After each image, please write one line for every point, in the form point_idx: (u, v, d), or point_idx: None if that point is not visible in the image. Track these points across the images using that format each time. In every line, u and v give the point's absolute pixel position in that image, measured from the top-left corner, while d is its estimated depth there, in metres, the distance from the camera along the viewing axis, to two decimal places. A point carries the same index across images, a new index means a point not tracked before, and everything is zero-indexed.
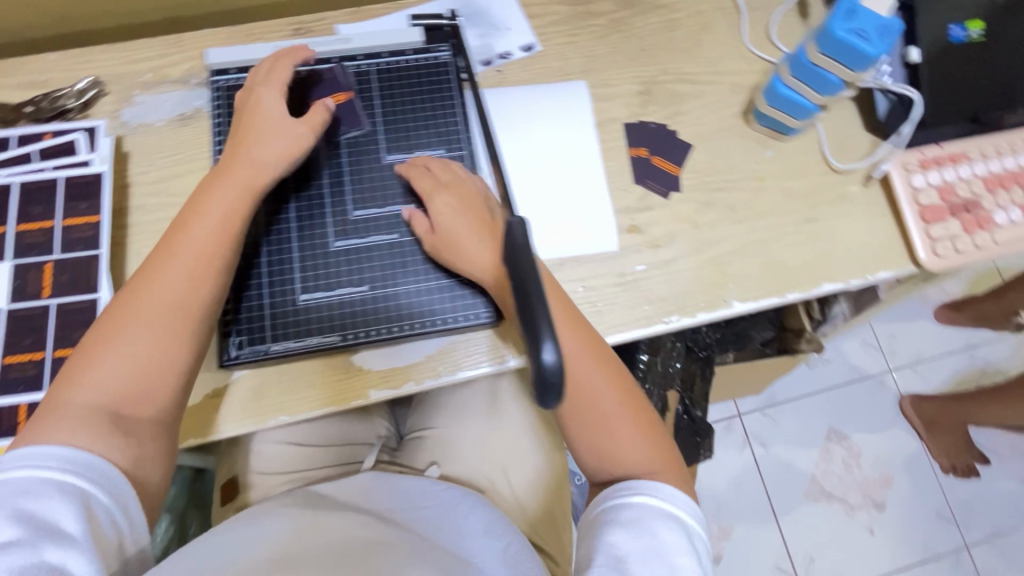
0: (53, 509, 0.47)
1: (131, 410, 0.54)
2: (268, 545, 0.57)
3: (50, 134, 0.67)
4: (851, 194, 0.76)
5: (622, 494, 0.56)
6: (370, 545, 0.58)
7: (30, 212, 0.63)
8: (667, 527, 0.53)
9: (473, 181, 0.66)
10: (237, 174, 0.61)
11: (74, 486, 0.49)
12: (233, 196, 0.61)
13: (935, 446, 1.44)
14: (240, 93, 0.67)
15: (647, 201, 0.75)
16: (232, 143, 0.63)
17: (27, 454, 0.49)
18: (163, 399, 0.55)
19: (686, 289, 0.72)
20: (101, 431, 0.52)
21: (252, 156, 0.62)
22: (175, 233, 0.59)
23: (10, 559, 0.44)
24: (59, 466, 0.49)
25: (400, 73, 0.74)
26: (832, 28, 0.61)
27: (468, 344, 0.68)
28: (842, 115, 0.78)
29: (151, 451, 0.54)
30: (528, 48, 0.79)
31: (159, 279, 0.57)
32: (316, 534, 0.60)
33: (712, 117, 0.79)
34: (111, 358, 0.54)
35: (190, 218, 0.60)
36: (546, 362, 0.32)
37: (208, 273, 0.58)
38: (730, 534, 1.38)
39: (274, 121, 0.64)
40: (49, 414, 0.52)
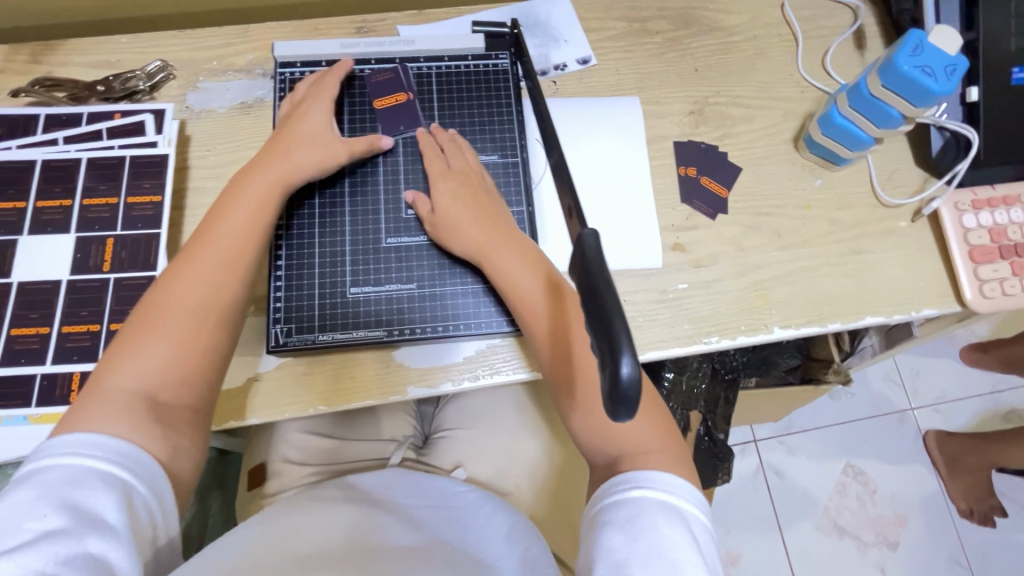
0: (96, 499, 0.45)
1: (167, 398, 0.54)
2: (277, 537, 0.56)
3: (119, 114, 0.69)
4: (898, 229, 0.76)
5: (620, 489, 0.52)
6: (396, 547, 0.57)
7: (97, 188, 0.66)
8: (666, 519, 0.49)
9: (477, 171, 0.69)
10: (271, 169, 0.63)
11: (117, 477, 0.47)
12: (267, 189, 0.62)
13: (954, 489, 1.42)
14: (289, 101, 0.70)
15: (693, 220, 0.75)
16: (268, 146, 0.66)
17: (73, 442, 0.48)
18: (199, 388, 0.56)
19: (727, 311, 0.72)
20: (138, 418, 0.51)
21: (287, 154, 0.64)
22: (210, 223, 0.61)
23: (53, 550, 0.42)
24: (103, 457, 0.48)
25: (461, 77, 0.75)
26: (899, 63, 0.61)
27: (508, 350, 0.68)
28: (893, 148, 0.78)
29: (183, 443, 0.53)
30: (584, 61, 0.80)
31: (193, 266, 0.58)
32: (333, 525, 0.59)
33: (763, 142, 0.79)
34: (144, 346, 0.54)
35: (224, 211, 0.61)
36: (625, 374, 0.33)
37: (238, 264, 0.59)
38: (739, 562, 1.37)
39: (309, 123, 0.66)
40: (91, 399, 0.51)
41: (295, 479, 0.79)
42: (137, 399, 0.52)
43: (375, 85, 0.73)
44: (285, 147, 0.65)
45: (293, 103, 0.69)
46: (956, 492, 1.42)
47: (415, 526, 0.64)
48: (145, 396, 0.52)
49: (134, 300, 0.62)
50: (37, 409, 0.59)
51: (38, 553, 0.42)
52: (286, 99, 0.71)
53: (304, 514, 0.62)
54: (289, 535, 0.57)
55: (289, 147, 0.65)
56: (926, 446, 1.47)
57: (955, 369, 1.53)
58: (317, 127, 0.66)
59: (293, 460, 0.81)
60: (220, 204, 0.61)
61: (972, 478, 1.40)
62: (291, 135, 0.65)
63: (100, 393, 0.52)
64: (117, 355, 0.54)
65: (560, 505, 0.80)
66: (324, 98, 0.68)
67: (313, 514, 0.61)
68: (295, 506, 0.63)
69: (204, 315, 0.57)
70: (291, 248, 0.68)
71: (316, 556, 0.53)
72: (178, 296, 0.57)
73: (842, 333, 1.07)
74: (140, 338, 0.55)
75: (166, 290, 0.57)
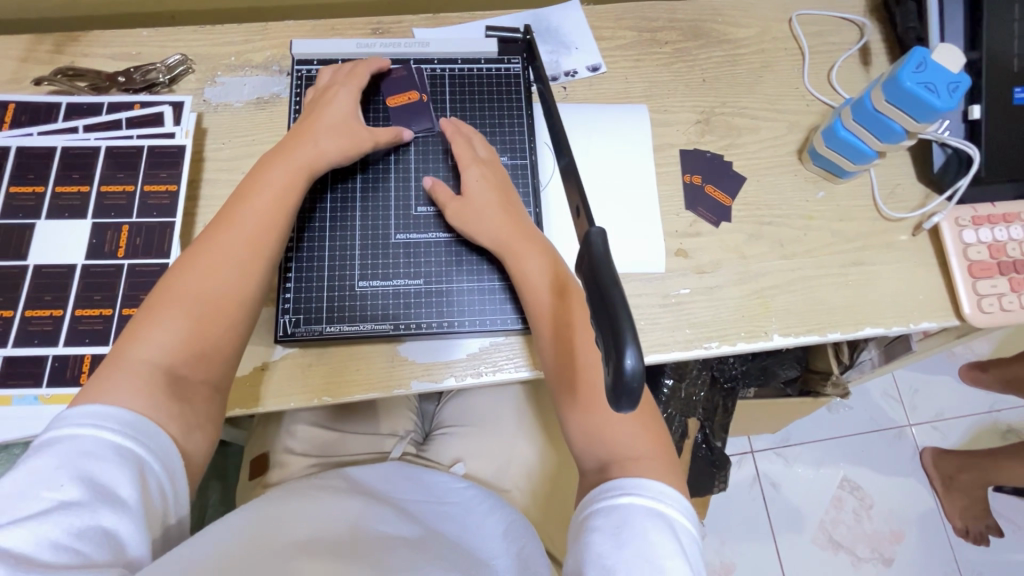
0: (111, 474, 0.46)
1: (186, 372, 0.55)
2: (277, 523, 0.56)
3: (139, 105, 0.70)
4: (899, 242, 0.77)
5: (609, 495, 0.53)
6: (391, 539, 0.58)
7: (114, 176, 0.67)
8: (654, 526, 0.50)
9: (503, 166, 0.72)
10: (298, 155, 0.65)
11: (132, 453, 0.48)
12: (293, 174, 0.64)
13: (950, 506, 1.42)
14: (314, 91, 0.71)
15: (697, 227, 0.76)
16: (295, 130, 0.67)
17: (92, 414, 0.49)
18: (218, 362, 0.57)
19: (728, 317, 0.73)
20: (159, 392, 0.53)
21: (314, 140, 0.66)
22: (236, 204, 0.62)
23: (68, 521, 0.44)
24: (121, 431, 0.49)
25: (473, 80, 0.77)
26: (902, 78, 0.63)
27: (511, 348, 0.69)
28: (895, 163, 0.80)
29: (198, 420, 0.55)
30: (594, 68, 0.82)
31: (219, 244, 0.59)
32: (329, 516, 0.59)
33: (768, 153, 0.80)
34: (169, 320, 0.56)
35: (250, 193, 0.62)
36: (628, 366, 0.34)
37: (262, 245, 0.61)
38: (732, 572, 1.36)
39: (335, 111, 0.68)
40: (113, 371, 0.53)
41: (296, 469, 0.80)
42: (158, 373, 0.53)
43: (390, 85, 0.75)
44: (310, 134, 0.66)
45: (319, 90, 0.71)
46: (952, 511, 1.42)
47: (412, 520, 0.64)
48: (166, 372, 0.54)
49: (147, 286, 0.64)
50: (48, 390, 0.60)
51: (53, 523, 0.43)
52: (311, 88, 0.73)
53: (303, 502, 0.62)
54: (285, 523, 0.56)
55: (313, 134, 0.66)
56: (923, 463, 1.47)
57: (953, 386, 1.54)
58: (343, 116, 0.68)
59: (296, 451, 0.82)
60: (247, 186, 0.63)
61: (967, 498, 1.40)
62: (318, 121, 0.67)
63: (121, 365, 0.53)
64: (141, 327, 0.55)
65: (557, 506, 0.81)
66: (351, 88, 0.70)
67: (309, 503, 0.61)
68: (295, 494, 0.64)
69: (228, 294, 0.58)
70: (302, 240, 0.69)
71: (312, 543, 0.54)
72: (203, 273, 0.58)
73: (841, 345, 1.06)
74: (166, 312, 0.56)
75: (191, 266, 0.58)
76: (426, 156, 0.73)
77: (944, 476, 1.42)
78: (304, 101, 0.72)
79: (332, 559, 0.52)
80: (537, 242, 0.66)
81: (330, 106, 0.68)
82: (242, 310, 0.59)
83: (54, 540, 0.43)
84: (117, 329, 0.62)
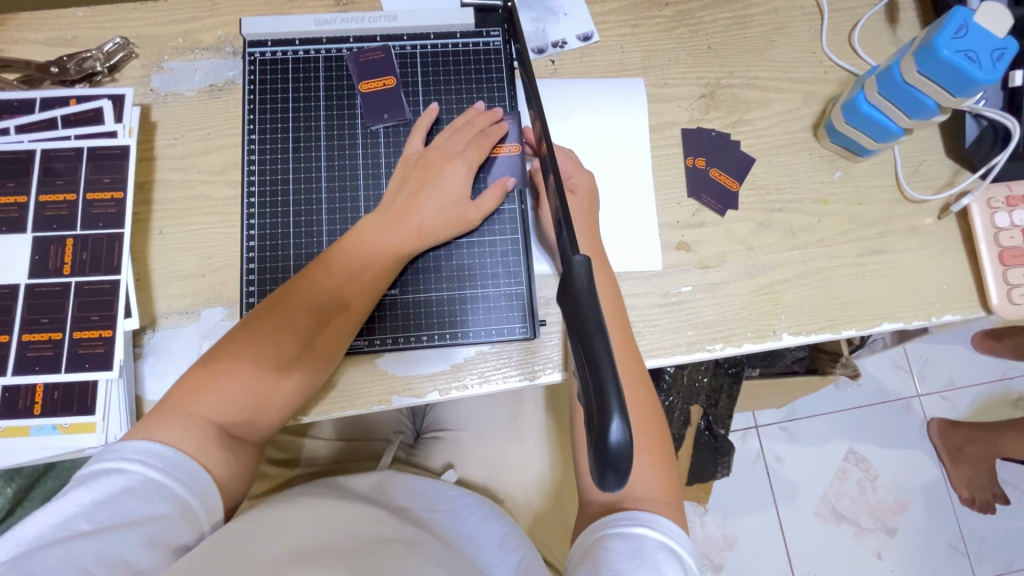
0: (148, 511, 0.46)
1: (234, 434, 0.54)
2: (280, 538, 0.49)
3: (75, 100, 0.63)
4: (923, 227, 0.70)
5: (624, 523, 0.50)
6: (398, 555, 0.52)
7: (53, 183, 0.61)
8: (668, 562, 0.47)
9: (583, 176, 0.64)
10: (398, 231, 0.60)
11: (170, 491, 0.48)
12: (391, 250, 0.60)
13: (956, 476, 1.35)
14: (422, 145, 0.65)
15: (700, 217, 0.69)
16: (401, 192, 0.62)
17: (140, 448, 0.49)
18: (264, 429, 0.56)
19: (734, 316, 0.67)
20: (214, 446, 0.52)
21: (417, 214, 0.61)
22: (329, 261, 0.59)
23: (95, 548, 0.43)
24: (163, 470, 0.49)
25: (448, 57, 0.69)
26: (938, 47, 0.54)
27: (497, 358, 0.64)
28: (922, 137, 0.72)
29: (241, 470, 0.54)
30: (585, 38, 0.73)
31: (306, 313, 0.57)
32: (333, 530, 0.53)
33: (781, 129, 0.72)
34: (234, 380, 0.54)
35: (339, 256, 0.59)
36: (614, 439, 0.31)
37: (337, 324, 0.58)
38: (734, 545, 1.33)
39: (448, 187, 0.62)
40: (172, 413, 0.52)
41: (282, 480, 0.77)
42: (209, 432, 0.52)
43: (360, 66, 0.68)
44: (414, 206, 0.61)
45: (431, 148, 0.64)
46: (957, 480, 1.35)
47: (419, 530, 0.60)
48: (216, 431, 0.52)
49: (98, 307, 0.59)
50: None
51: (83, 550, 0.43)
52: (421, 133, 0.65)
53: (274, 507, 0.56)
54: (270, 529, 0.51)
55: (415, 209, 0.61)
56: (929, 434, 1.40)
57: (975, 359, 1.45)
58: (456, 194, 0.62)
59: (279, 460, 0.78)
60: (338, 246, 0.60)
61: (977, 470, 1.34)
62: (424, 195, 0.61)
63: (180, 412, 0.52)
64: (213, 377, 0.54)
65: (553, 510, 0.78)
66: (469, 162, 0.63)
67: (283, 508, 0.56)
68: (289, 502, 0.59)
69: (291, 366, 0.56)
70: (264, 250, 0.63)
71: (316, 554, 0.47)
72: (278, 338, 0.56)
73: None
74: (232, 367, 0.54)
75: (272, 325, 0.56)
76: (504, 224, 0.66)
77: (952, 447, 1.36)
78: (408, 146, 0.65)
79: (340, 568, 0.45)
80: (582, 252, 0.60)
81: (443, 176, 0.62)
82: (303, 385, 0.57)
83: (80, 567, 0.42)
84: (69, 355, 0.58)
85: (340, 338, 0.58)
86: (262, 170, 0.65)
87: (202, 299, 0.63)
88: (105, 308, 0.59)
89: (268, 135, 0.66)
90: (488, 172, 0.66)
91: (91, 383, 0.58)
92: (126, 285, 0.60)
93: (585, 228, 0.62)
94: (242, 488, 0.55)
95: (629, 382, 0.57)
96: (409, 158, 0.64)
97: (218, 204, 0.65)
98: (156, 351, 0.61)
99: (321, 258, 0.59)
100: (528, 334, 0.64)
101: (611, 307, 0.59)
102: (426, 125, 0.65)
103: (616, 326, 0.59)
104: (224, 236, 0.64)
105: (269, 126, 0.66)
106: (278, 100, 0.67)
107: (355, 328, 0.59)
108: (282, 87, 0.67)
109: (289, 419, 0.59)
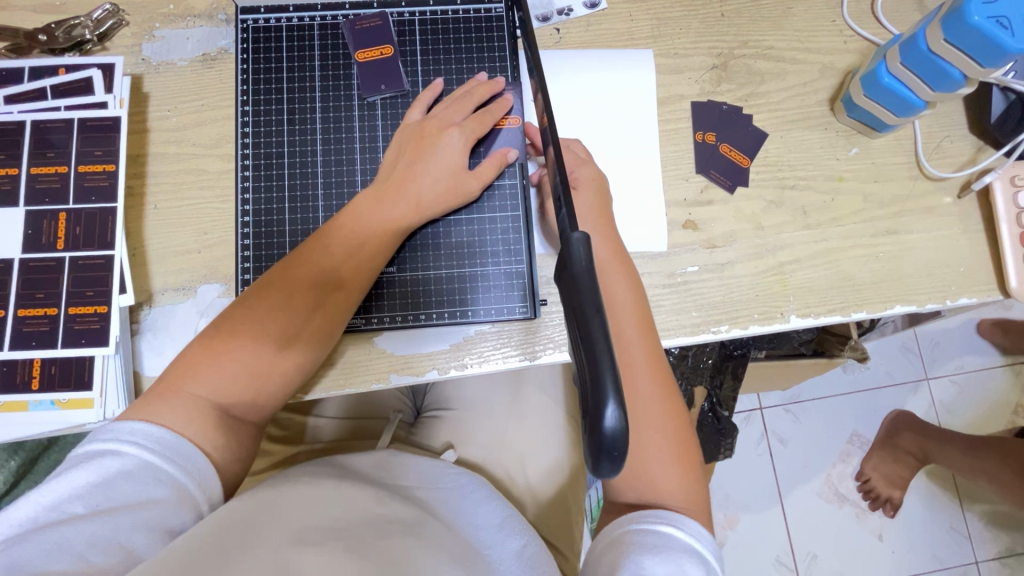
0: (144, 495, 0.46)
1: (234, 413, 0.54)
2: (287, 521, 0.49)
3: (65, 70, 0.62)
4: (943, 206, 0.68)
5: (650, 520, 0.49)
6: (403, 540, 0.52)
7: (44, 156, 0.60)
8: (693, 565, 0.46)
9: (590, 163, 0.62)
10: (397, 204, 0.58)
11: (167, 475, 0.48)
12: (389, 226, 0.58)
13: (871, 460, 1.32)
14: (418, 116, 0.62)
15: (708, 195, 0.67)
16: (397, 167, 0.60)
17: (137, 430, 0.48)
18: (263, 409, 0.55)
19: (740, 298, 0.65)
20: (214, 427, 0.51)
21: (415, 188, 0.59)
22: (322, 241, 0.57)
23: (89, 533, 0.43)
24: (159, 453, 0.48)
25: (448, 24, 0.66)
26: (968, 12, 0.51)
27: (498, 338, 0.63)
28: (944, 112, 0.69)
29: (242, 449, 0.54)
30: (592, 5, 0.69)
31: (301, 291, 0.55)
32: (342, 514, 0.53)
33: (795, 102, 0.69)
34: (232, 362, 0.53)
35: (335, 234, 0.58)
36: (610, 424, 0.30)
37: (335, 303, 0.57)
38: (736, 524, 1.33)
39: (445, 157, 0.60)
40: (169, 396, 0.51)
41: (283, 457, 0.77)
42: (207, 412, 0.51)
43: (356, 34, 0.65)
44: (411, 181, 0.59)
45: (427, 118, 0.62)
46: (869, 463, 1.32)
47: (422, 512, 0.60)
48: (214, 412, 0.52)
49: (93, 283, 0.59)
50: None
51: (79, 535, 0.43)
52: (417, 105, 0.63)
53: (276, 485, 0.56)
54: (272, 510, 0.50)
55: (413, 184, 0.59)
56: (891, 416, 1.35)
57: (988, 347, 1.41)
58: (455, 165, 0.60)
59: (279, 438, 0.78)
60: (335, 223, 0.58)
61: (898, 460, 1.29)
62: (422, 171, 0.59)
63: (175, 394, 0.51)
64: (208, 358, 0.53)
65: (553, 492, 0.77)
66: (467, 131, 0.61)
67: (285, 488, 0.56)
68: (290, 481, 0.58)
69: (288, 345, 0.55)
70: (259, 226, 0.62)
71: (324, 539, 0.47)
72: (274, 317, 0.55)
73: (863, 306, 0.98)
74: (228, 348, 0.53)
75: (270, 305, 0.55)
76: (504, 201, 0.64)
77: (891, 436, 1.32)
78: (406, 118, 0.63)
79: (343, 556, 0.45)
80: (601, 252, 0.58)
81: (440, 146, 0.60)
82: (302, 366, 0.56)
83: (74, 551, 0.42)
84: (65, 330, 0.58)
85: (338, 315, 0.57)
86: (256, 143, 0.63)
87: (199, 276, 0.62)
88: (99, 285, 0.59)
89: (261, 107, 0.64)
90: (489, 144, 0.64)
91: (87, 360, 0.58)
92: (120, 261, 0.59)
93: (602, 217, 0.60)
94: (242, 469, 0.55)
95: (651, 390, 0.54)
96: (405, 131, 0.62)
97: (213, 178, 0.64)
98: (153, 327, 0.61)
99: (317, 235, 0.58)
100: (528, 314, 0.63)
101: (634, 313, 0.56)
102: (426, 97, 0.63)
103: (637, 330, 0.56)
104: (219, 211, 0.63)
105: (263, 97, 0.64)
106: (272, 70, 0.65)
107: (353, 305, 0.58)
108: (276, 56, 0.65)
109: (290, 396, 0.59)
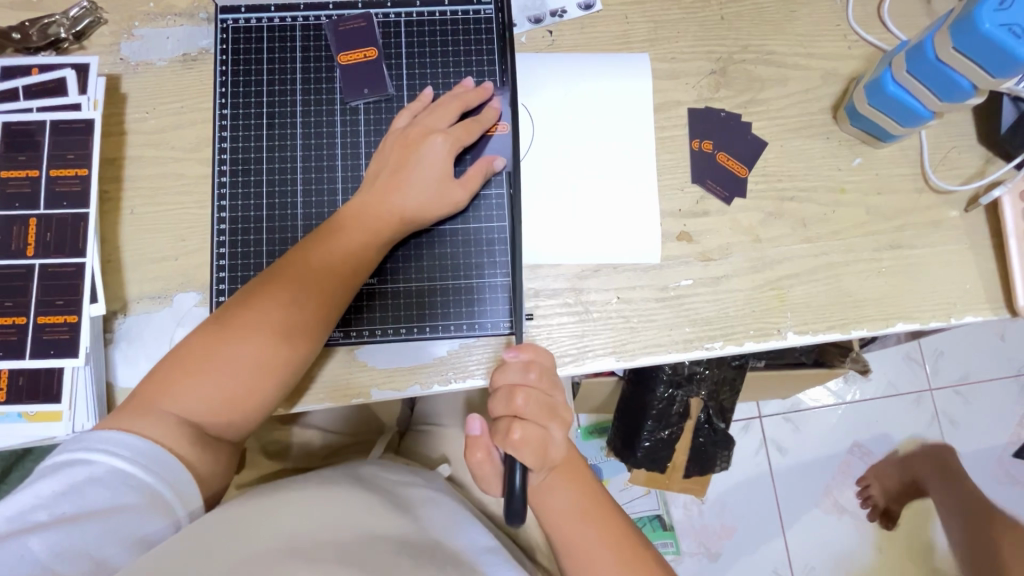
0: (114, 502, 0.45)
1: (207, 429, 0.51)
2: (280, 532, 0.46)
3: (38, 69, 0.60)
4: (949, 219, 0.65)
5: None
6: (398, 553, 0.49)
7: (15, 159, 0.58)
8: None
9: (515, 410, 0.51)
10: (379, 216, 0.56)
11: (139, 481, 0.46)
12: (372, 238, 0.56)
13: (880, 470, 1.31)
14: (405, 123, 0.60)
15: (704, 205, 0.64)
16: (382, 176, 0.58)
17: (106, 437, 0.47)
18: (237, 425, 0.53)
19: (735, 313, 0.63)
20: (185, 440, 0.49)
21: (399, 198, 0.57)
22: (301, 256, 0.55)
23: (55, 541, 0.42)
24: (131, 459, 0.47)
25: (435, 26, 0.64)
26: (979, 21, 0.48)
27: (483, 352, 0.61)
28: (952, 122, 0.66)
29: (213, 464, 0.51)
30: (587, 6, 0.67)
31: (279, 307, 0.53)
32: (336, 523, 0.50)
33: (796, 110, 0.66)
34: (206, 376, 0.51)
35: (316, 250, 0.55)
36: None
37: (313, 319, 0.54)
38: (732, 534, 1.30)
39: (431, 165, 0.57)
40: (140, 408, 0.49)
41: (268, 472, 0.74)
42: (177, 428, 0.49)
43: (339, 35, 0.63)
44: (395, 191, 0.57)
45: (414, 124, 0.59)
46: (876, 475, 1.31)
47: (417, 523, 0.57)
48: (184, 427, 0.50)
49: (63, 292, 0.57)
50: None
51: (44, 543, 0.41)
52: (405, 112, 0.61)
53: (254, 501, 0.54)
54: (263, 519, 0.48)
55: (397, 194, 0.57)
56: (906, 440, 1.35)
57: (995, 358, 1.38)
58: (440, 173, 0.58)
59: (264, 451, 0.76)
60: (317, 234, 0.56)
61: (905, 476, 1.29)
62: (409, 176, 0.57)
63: (146, 407, 0.49)
64: (181, 371, 0.51)
65: None
66: (454, 138, 0.58)
67: (274, 497, 0.53)
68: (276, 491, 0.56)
69: (262, 362, 0.52)
70: (236, 233, 0.60)
71: (317, 553, 0.44)
72: (247, 333, 0.52)
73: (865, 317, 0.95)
74: (200, 364, 0.51)
75: (245, 321, 0.52)
76: (490, 211, 0.62)
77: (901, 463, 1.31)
78: (392, 124, 0.61)
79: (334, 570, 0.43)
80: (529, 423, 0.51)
81: (425, 153, 0.57)
82: (295, 367, 0.54)
83: (39, 561, 0.41)
84: (34, 340, 0.56)
85: (315, 332, 0.55)
86: (234, 148, 0.61)
87: (174, 284, 0.60)
88: (69, 294, 0.57)
89: (241, 111, 0.62)
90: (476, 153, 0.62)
91: (56, 370, 0.56)
92: (92, 269, 0.57)
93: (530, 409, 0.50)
94: (219, 482, 0.52)
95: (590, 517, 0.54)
96: (390, 139, 0.59)
97: (191, 182, 0.62)
98: (128, 338, 0.59)
99: (298, 248, 0.56)
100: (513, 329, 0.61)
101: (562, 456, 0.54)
102: (416, 105, 0.61)
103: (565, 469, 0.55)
104: (197, 217, 0.61)
105: (243, 100, 0.62)
106: (252, 71, 0.62)
107: (333, 320, 0.56)
108: (256, 57, 0.63)
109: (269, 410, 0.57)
